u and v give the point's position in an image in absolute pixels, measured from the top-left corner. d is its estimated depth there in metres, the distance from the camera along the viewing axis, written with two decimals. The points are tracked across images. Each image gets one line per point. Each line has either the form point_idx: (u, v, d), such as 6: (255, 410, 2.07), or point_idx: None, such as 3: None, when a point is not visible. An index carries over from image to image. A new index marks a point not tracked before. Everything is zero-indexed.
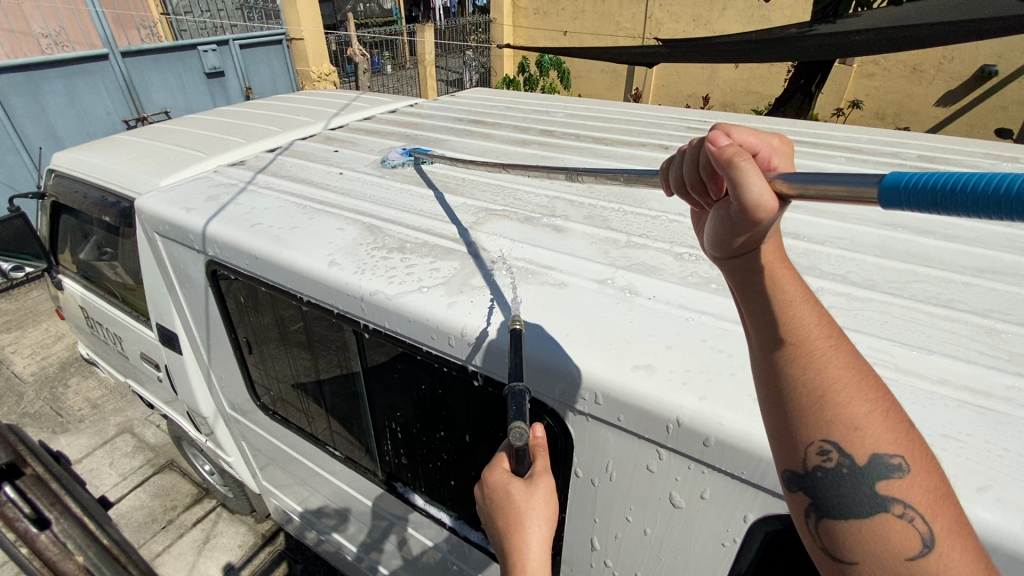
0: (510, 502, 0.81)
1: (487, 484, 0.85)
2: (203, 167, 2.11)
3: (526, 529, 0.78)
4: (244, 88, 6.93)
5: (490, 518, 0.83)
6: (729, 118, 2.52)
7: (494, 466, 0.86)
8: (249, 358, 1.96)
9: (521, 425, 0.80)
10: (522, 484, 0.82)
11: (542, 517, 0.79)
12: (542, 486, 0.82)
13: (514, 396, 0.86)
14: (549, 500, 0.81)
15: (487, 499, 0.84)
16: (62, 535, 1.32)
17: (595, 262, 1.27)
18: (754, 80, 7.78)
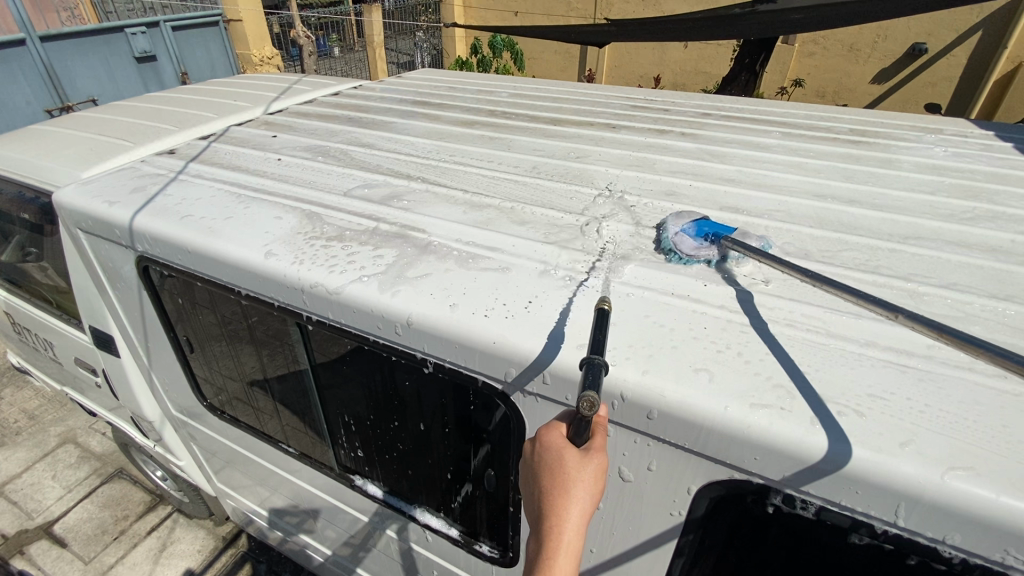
0: (561, 468, 0.78)
1: (540, 442, 0.82)
2: (130, 158, 1.97)
3: (569, 499, 0.76)
4: (180, 74, 6.53)
5: (534, 474, 0.82)
6: (675, 96, 2.55)
7: (553, 427, 0.83)
8: (192, 358, 1.87)
9: (593, 395, 0.72)
10: (576, 453, 0.78)
11: (587, 493, 0.76)
12: (595, 461, 0.78)
13: (591, 367, 0.78)
14: (598, 478, 0.78)
15: (536, 456, 0.82)
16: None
17: (541, 243, 1.26)
18: (703, 60, 7.91)
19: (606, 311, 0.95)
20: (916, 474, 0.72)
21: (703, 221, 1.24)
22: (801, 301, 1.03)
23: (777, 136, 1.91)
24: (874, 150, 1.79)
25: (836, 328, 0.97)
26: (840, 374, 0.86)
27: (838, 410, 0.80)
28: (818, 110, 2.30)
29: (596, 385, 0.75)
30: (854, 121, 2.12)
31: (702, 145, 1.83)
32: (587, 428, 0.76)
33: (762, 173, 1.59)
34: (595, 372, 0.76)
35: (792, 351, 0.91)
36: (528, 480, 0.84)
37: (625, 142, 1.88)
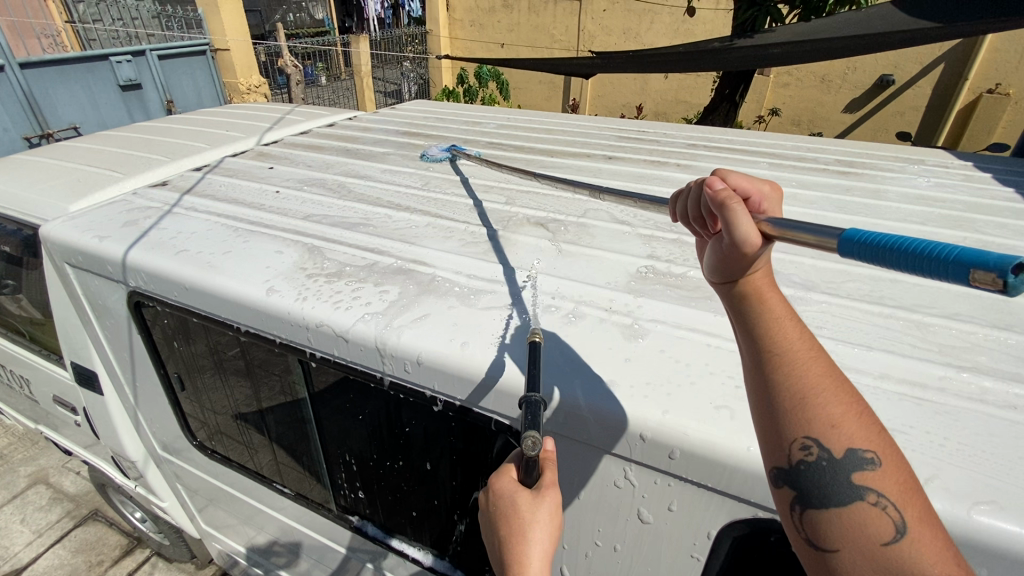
0: (514, 511, 0.78)
1: (492, 490, 0.82)
2: (120, 190, 1.94)
3: (527, 542, 0.75)
4: (165, 102, 6.52)
5: (491, 526, 0.80)
6: (664, 127, 2.62)
7: (501, 473, 0.83)
8: (181, 395, 1.81)
9: (533, 434, 0.76)
10: (528, 494, 0.79)
11: (545, 532, 0.76)
12: (548, 499, 0.78)
13: (530, 405, 0.80)
14: (555, 516, 0.77)
15: (491, 506, 0.81)
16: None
17: (548, 276, 1.26)
18: (683, 90, 8.17)
19: (538, 344, 0.97)
20: (945, 511, 0.72)
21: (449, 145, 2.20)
22: (811, 333, 1.04)
23: (768, 167, 1.96)
24: (862, 180, 1.84)
25: (849, 360, 0.97)
26: None
27: None
28: (804, 141, 2.37)
29: (536, 422, 0.78)
30: (839, 152, 2.19)
31: (696, 176, 1.87)
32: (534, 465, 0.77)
33: None
34: (533, 411, 0.79)
35: None
36: (485, 534, 0.82)
37: (620, 174, 1.90)
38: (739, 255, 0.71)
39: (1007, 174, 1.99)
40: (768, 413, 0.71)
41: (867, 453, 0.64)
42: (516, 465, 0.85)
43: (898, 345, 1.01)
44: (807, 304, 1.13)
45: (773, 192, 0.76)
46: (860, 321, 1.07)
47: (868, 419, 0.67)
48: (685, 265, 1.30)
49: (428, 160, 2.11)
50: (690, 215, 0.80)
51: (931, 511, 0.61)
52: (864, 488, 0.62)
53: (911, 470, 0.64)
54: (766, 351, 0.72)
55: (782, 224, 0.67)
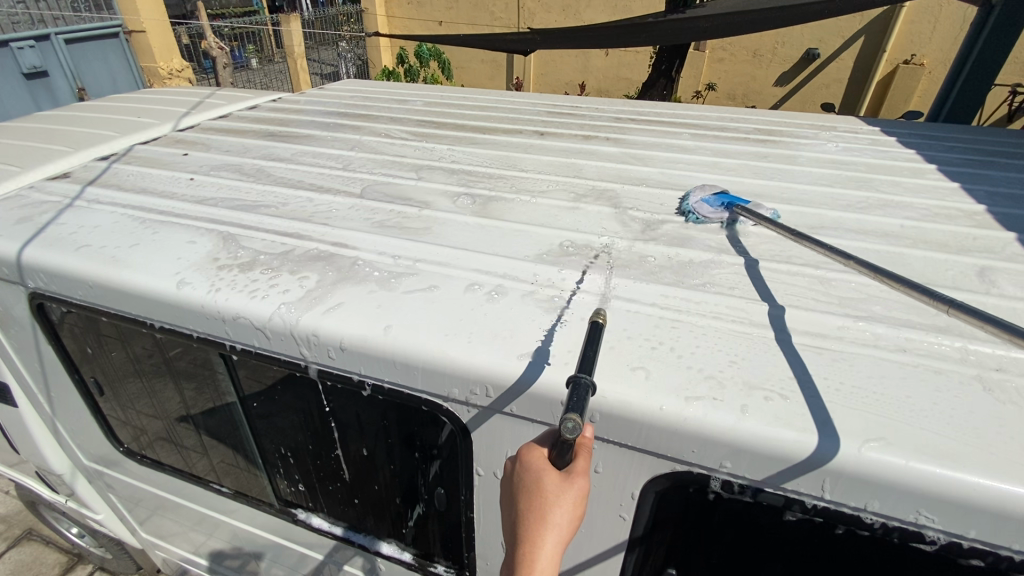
0: (540, 491, 0.75)
1: (523, 462, 0.79)
2: (14, 185, 1.77)
3: (545, 524, 0.72)
4: (77, 90, 6.03)
5: (512, 497, 0.78)
6: (597, 102, 2.63)
7: (535, 448, 0.79)
8: (102, 401, 1.70)
9: (575, 418, 0.68)
10: (558, 476, 0.75)
11: (566, 518, 0.73)
12: (577, 486, 0.74)
13: (576, 386, 0.74)
14: (579, 504, 0.74)
15: (516, 478, 0.79)
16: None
17: (476, 252, 1.26)
18: (624, 67, 8.26)
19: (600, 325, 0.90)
20: (837, 450, 0.77)
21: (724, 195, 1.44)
22: (725, 293, 1.08)
23: (694, 138, 2.01)
24: (780, 147, 1.92)
25: (758, 316, 1.02)
26: (761, 360, 0.91)
27: (764, 395, 0.85)
28: (729, 112, 2.44)
29: (580, 407, 0.72)
30: (761, 121, 2.27)
31: (626, 149, 1.90)
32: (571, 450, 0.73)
33: (682, 174, 1.66)
34: (580, 394, 0.72)
35: (719, 342, 0.95)
36: (505, 505, 0.80)
37: (553, 149, 1.91)
38: None
39: (910, 137, 2.12)
40: None
41: None
42: (550, 442, 0.81)
43: (802, 299, 1.07)
44: (723, 266, 1.18)
45: None
46: (771, 280, 1.13)
47: None
48: (610, 235, 1.32)
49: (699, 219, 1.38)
50: None
51: None
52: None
53: None
54: None
55: None
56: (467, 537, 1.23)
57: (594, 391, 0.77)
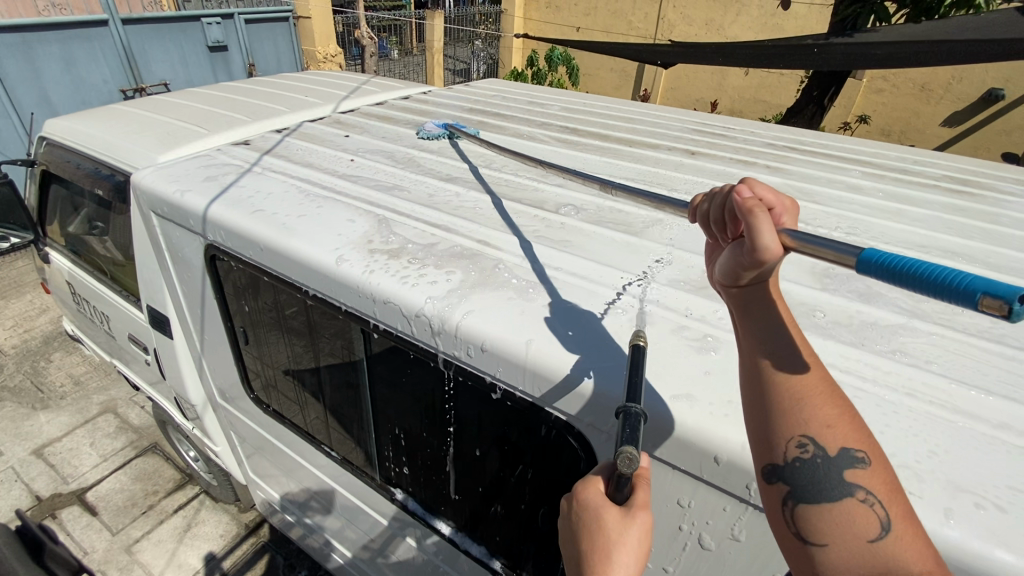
0: (601, 530, 0.71)
1: (576, 500, 0.76)
2: (204, 145, 2.01)
3: (612, 566, 0.69)
4: (248, 65, 6.81)
5: (572, 537, 0.75)
6: (752, 125, 2.45)
7: (587, 484, 0.76)
8: (244, 348, 1.87)
9: (630, 450, 0.67)
10: (617, 512, 0.71)
11: (631, 558, 0.69)
12: (640, 520, 0.70)
13: (628, 418, 0.72)
14: (644, 543, 0.70)
15: (573, 515, 0.75)
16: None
17: (625, 272, 1.20)
18: (763, 89, 7.74)
19: (639, 347, 0.87)
20: None
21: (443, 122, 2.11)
22: (919, 367, 0.93)
23: (867, 177, 1.79)
24: (977, 201, 1.65)
25: (963, 404, 0.86)
26: (970, 459, 0.77)
27: (974, 501, 0.72)
28: (908, 152, 2.16)
29: (634, 438, 0.70)
30: (949, 167, 1.98)
31: (788, 180, 1.73)
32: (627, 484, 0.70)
33: (857, 217, 1.48)
34: (630, 424, 0.71)
35: (916, 427, 0.81)
36: (564, 543, 0.77)
37: (704, 171, 1.79)
38: (759, 264, 0.71)
39: None
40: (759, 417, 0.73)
41: (858, 453, 0.67)
42: (603, 474, 0.78)
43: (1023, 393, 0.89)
44: (916, 334, 1.02)
45: (792, 204, 0.76)
46: (979, 361, 0.95)
47: (851, 417, 0.70)
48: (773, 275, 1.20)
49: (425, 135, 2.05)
50: (707, 220, 0.80)
51: (892, 473, 0.66)
52: (854, 485, 0.64)
53: (878, 445, 0.69)
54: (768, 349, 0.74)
55: (803, 236, 0.68)
56: None
57: (645, 417, 0.75)
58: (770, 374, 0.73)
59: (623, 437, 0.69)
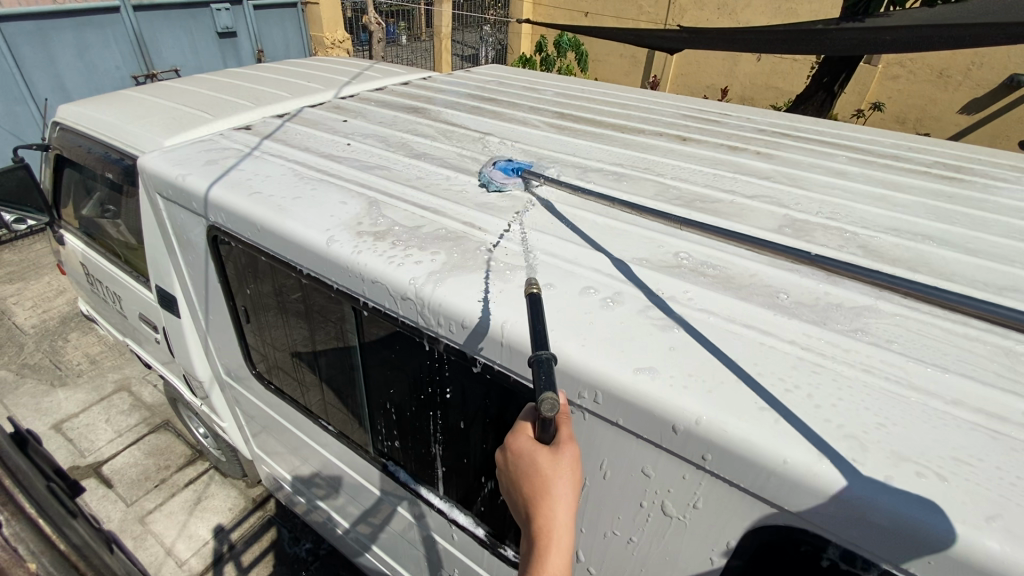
0: (536, 470, 0.82)
1: (511, 451, 0.85)
2: (208, 130, 2.07)
3: (552, 497, 0.80)
4: (256, 51, 6.87)
5: (513, 482, 0.85)
6: (750, 112, 2.45)
7: (517, 434, 0.85)
8: (246, 327, 1.94)
9: (551, 396, 0.74)
10: (548, 451, 0.82)
11: (566, 485, 0.81)
12: (567, 453, 0.82)
13: (540, 364, 0.80)
14: (574, 469, 0.82)
15: (510, 465, 0.85)
16: (15, 540, 0.87)
17: (604, 254, 1.23)
18: (776, 75, 7.62)
19: (535, 296, 0.99)
20: (1004, 555, 0.65)
21: (506, 165, 1.63)
22: (879, 346, 0.96)
23: (859, 164, 1.80)
24: (968, 187, 1.66)
25: (918, 380, 0.89)
26: (920, 432, 0.80)
27: (917, 469, 0.74)
28: (906, 139, 2.15)
29: (551, 382, 0.77)
30: (945, 154, 1.98)
31: (778, 166, 1.75)
32: (551, 425, 0.80)
33: (843, 203, 1.50)
34: (544, 369, 0.79)
35: (868, 402, 0.84)
36: (507, 489, 0.88)
37: (695, 157, 1.81)
38: None
39: None
40: None
41: None
42: (530, 421, 0.88)
43: (979, 371, 0.92)
44: (882, 315, 1.05)
45: None
46: (941, 341, 0.98)
47: None
48: (750, 258, 1.23)
49: (496, 187, 1.52)
50: None
51: None
52: None
53: None
54: None
55: None
56: None
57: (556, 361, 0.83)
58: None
59: (541, 383, 0.75)
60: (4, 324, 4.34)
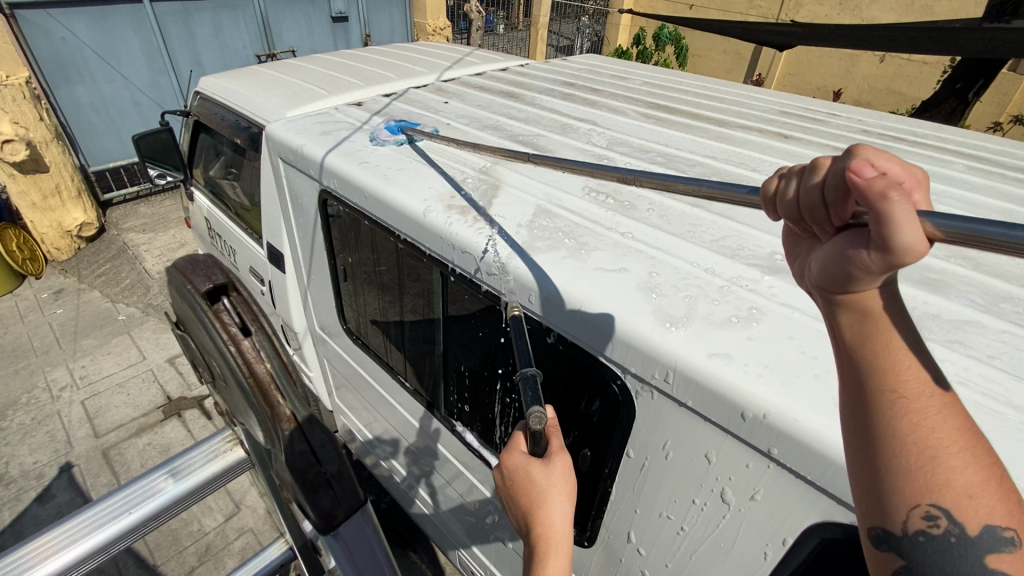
0: (532, 481, 0.87)
1: (507, 468, 0.92)
2: (324, 104, 2.27)
3: (548, 507, 0.85)
4: (364, 36, 7.32)
5: (513, 497, 0.91)
6: (863, 113, 2.31)
7: (512, 450, 0.92)
8: (342, 286, 2.12)
9: (536, 406, 0.83)
10: (540, 464, 0.88)
11: (560, 494, 0.86)
12: (560, 463, 0.88)
13: (526, 382, 0.90)
14: (567, 478, 0.87)
15: (507, 480, 0.92)
16: (258, 348, 1.30)
17: (688, 243, 1.25)
18: (899, 79, 6.95)
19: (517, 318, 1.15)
20: None
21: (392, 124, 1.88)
22: (978, 360, 0.91)
23: (984, 176, 1.66)
24: None
25: (1017, 397, 0.84)
26: (1011, 448, 0.76)
27: None
28: None
29: (536, 397, 0.85)
30: None
31: None
32: (541, 437, 0.87)
33: (957, 215, 1.40)
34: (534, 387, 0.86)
35: None
36: (509, 508, 0.93)
37: (794, 156, 1.75)
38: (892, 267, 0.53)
39: None
40: (871, 478, 0.61)
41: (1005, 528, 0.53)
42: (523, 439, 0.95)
43: None
44: (985, 330, 0.99)
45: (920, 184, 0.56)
46: None
47: (994, 480, 0.56)
48: None
49: (377, 143, 1.79)
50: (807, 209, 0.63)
51: None
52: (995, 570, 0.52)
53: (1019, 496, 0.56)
54: (888, 389, 0.59)
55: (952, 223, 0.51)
56: (596, 508, 1.29)
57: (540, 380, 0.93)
58: (873, 359, 0.61)
59: (528, 400, 0.85)
60: (137, 268, 4.98)
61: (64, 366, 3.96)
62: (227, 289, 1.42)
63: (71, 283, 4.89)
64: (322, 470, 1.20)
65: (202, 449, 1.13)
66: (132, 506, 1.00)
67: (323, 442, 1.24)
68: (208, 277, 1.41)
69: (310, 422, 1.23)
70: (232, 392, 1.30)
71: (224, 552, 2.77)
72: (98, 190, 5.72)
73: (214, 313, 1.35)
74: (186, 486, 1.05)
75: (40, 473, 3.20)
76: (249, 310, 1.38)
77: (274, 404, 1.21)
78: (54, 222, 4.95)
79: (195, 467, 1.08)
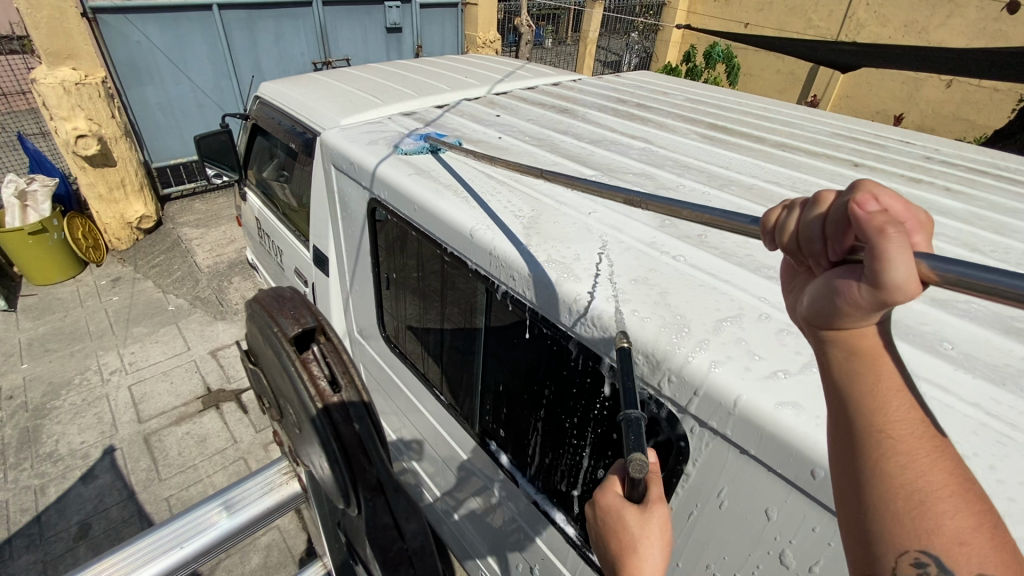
0: (623, 528, 0.76)
1: (598, 506, 0.81)
2: (378, 113, 2.30)
3: (640, 559, 0.74)
4: (416, 47, 7.49)
5: (600, 541, 0.80)
6: (939, 141, 2.16)
7: (606, 488, 0.81)
8: (384, 293, 2.12)
9: (639, 455, 0.71)
10: (635, 510, 0.76)
11: (656, 548, 0.74)
12: (658, 513, 0.75)
13: (630, 424, 0.77)
14: (664, 533, 0.75)
15: (596, 520, 0.81)
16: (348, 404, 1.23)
17: (752, 274, 1.17)
18: (967, 105, 6.60)
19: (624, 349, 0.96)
20: None
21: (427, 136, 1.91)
22: None
23: None
24: None
25: None
26: None
27: None
28: None
29: (638, 440, 0.73)
30: None
31: (969, 206, 1.54)
32: (642, 480, 0.75)
33: None
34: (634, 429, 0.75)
35: None
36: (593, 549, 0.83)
37: None
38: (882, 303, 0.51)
39: None
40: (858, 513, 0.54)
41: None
42: (620, 476, 0.83)
43: None
44: None
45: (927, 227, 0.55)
46: None
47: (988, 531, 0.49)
48: (925, 301, 1.10)
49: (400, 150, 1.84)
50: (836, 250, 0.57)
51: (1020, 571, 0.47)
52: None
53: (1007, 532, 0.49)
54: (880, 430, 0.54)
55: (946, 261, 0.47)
56: None
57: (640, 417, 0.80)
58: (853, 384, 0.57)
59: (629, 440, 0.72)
60: (188, 261, 5.18)
61: (115, 351, 4.14)
62: (316, 334, 1.34)
63: (128, 271, 5.16)
64: (403, 545, 1.25)
65: (257, 482, 1.19)
66: (187, 538, 1.05)
67: (405, 514, 1.29)
68: (297, 320, 1.32)
69: (394, 493, 1.27)
70: (303, 436, 1.23)
71: (250, 547, 2.80)
72: (158, 185, 6.02)
73: (303, 364, 1.25)
74: (239, 520, 1.10)
75: (85, 453, 3.34)
76: (337, 355, 1.32)
77: (361, 471, 1.18)
78: (116, 214, 5.23)
79: (250, 501, 1.14)
